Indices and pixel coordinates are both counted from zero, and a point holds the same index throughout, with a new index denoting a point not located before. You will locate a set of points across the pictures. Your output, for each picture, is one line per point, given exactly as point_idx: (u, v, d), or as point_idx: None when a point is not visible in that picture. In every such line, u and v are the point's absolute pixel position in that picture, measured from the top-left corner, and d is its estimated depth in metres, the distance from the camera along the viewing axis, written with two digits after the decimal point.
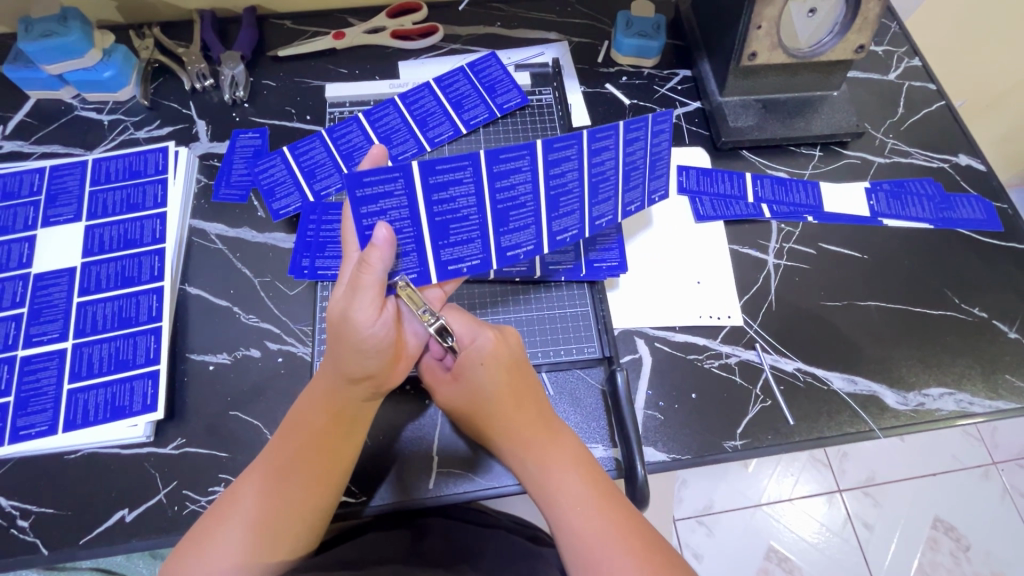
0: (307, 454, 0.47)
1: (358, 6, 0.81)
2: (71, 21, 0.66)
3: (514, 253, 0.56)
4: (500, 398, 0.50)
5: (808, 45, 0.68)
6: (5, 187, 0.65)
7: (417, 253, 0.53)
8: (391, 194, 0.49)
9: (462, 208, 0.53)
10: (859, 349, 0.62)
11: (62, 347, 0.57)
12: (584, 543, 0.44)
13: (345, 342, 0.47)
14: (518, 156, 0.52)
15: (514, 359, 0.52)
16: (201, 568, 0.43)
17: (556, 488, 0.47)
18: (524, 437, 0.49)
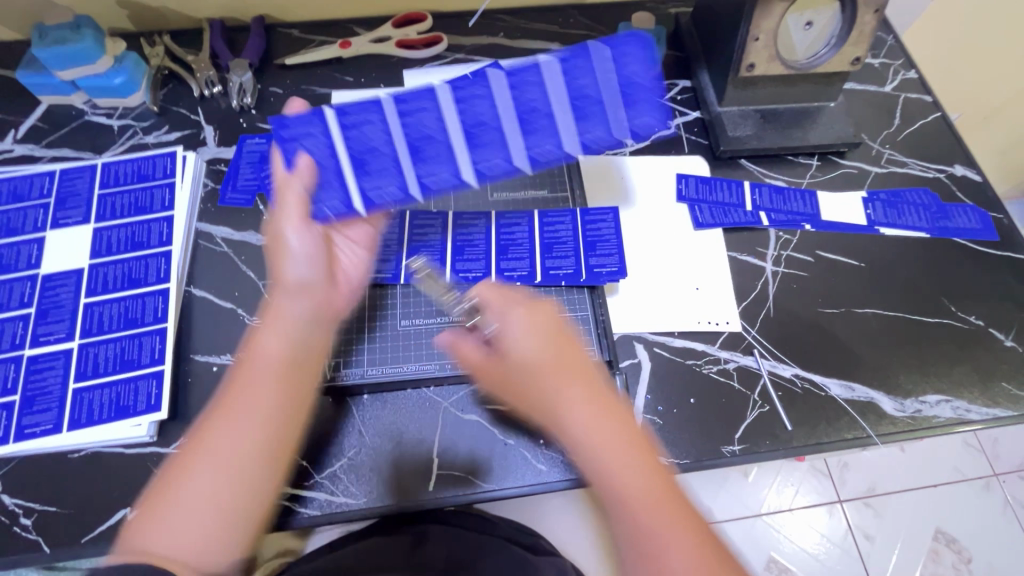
0: (275, 380, 0.48)
1: (364, 16, 0.83)
2: (84, 28, 0.67)
3: (434, 183, 0.56)
4: (548, 379, 0.47)
5: (806, 56, 0.69)
6: (16, 189, 0.66)
7: (338, 185, 0.55)
8: (307, 135, 0.54)
9: (372, 141, 0.54)
10: (857, 356, 0.62)
11: (68, 347, 0.58)
12: (647, 540, 0.41)
13: (283, 257, 0.53)
14: (418, 96, 0.54)
15: (557, 334, 0.49)
16: (167, 519, 0.43)
17: (619, 479, 0.43)
18: (575, 419, 0.46)
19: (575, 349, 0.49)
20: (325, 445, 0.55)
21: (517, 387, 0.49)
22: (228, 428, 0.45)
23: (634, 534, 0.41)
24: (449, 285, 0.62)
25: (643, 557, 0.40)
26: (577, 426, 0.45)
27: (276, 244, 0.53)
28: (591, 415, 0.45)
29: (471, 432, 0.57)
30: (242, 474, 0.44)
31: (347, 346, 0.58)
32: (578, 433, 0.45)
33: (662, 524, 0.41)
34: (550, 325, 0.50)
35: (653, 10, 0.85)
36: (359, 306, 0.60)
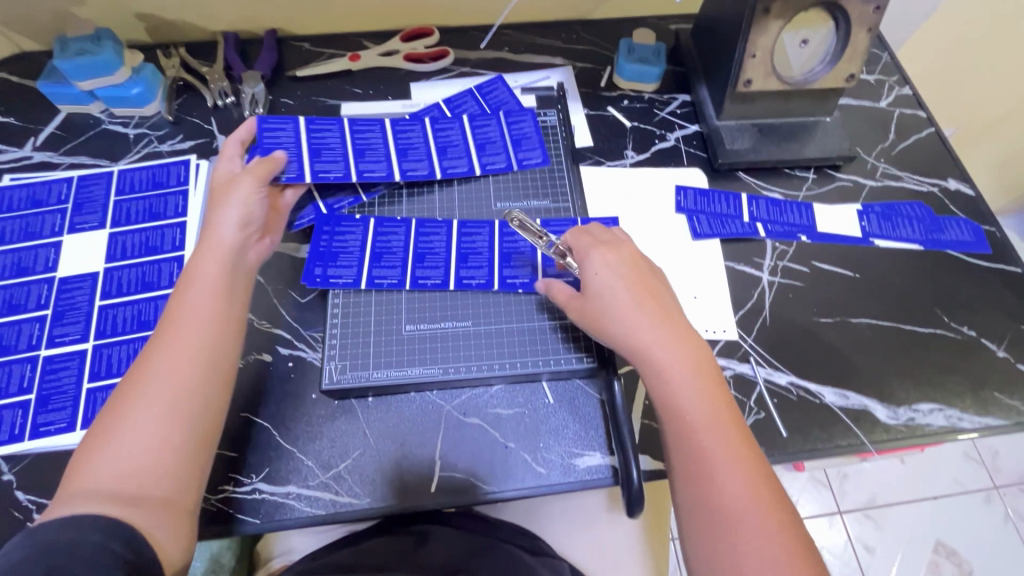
0: (206, 310, 0.51)
1: (373, 31, 0.86)
2: (104, 41, 0.70)
3: (371, 174, 0.66)
4: (629, 303, 0.53)
5: (801, 73, 0.71)
6: (35, 195, 0.69)
7: (296, 162, 0.64)
8: (281, 126, 0.66)
9: (331, 140, 0.67)
10: (851, 364, 0.64)
11: (83, 347, 0.60)
12: (703, 456, 0.47)
13: (223, 204, 0.57)
14: (370, 125, 0.70)
15: (636, 271, 0.56)
16: (113, 447, 0.44)
17: (685, 403, 0.49)
18: (650, 337, 0.52)
19: (655, 286, 0.55)
20: (330, 446, 0.57)
21: (594, 310, 0.55)
22: (167, 355, 0.48)
23: (691, 440, 0.48)
24: (452, 291, 0.63)
25: (695, 458, 0.47)
26: (654, 344, 0.51)
27: (218, 195, 0.58)
28: (666, 337, 0.52)
29: (472, 435, 0.58)
30: (184, 396, 0.47)
31: (352, 349, 0.59)
32: (652, 350, 0.51)
33: (716, 434, 0.48)
34: (633, 264, 0.56)
35: (653, 27, 0.88)
36: (364, 311, 0.61)
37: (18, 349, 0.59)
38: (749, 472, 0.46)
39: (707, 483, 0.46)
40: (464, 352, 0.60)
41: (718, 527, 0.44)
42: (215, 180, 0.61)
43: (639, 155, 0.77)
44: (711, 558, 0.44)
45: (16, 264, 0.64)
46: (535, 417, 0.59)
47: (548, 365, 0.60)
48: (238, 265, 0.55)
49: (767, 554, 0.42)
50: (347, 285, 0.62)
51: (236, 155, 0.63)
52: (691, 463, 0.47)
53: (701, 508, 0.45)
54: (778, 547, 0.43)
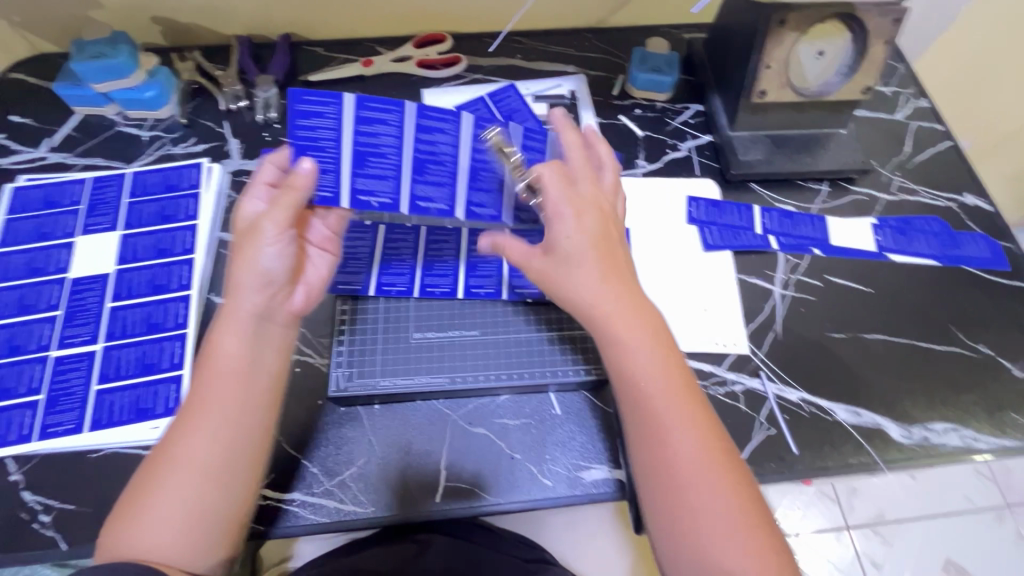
0: (228, 396, 0.47)
1: (386, 36, 0.86)
2: (120, 44, 0.71)
3: (428, 205, 0.57)
4: (593, 266, 0.51)
5: (817, 84, 0.70)
6: (49, 196, 0.69)
7: (333, 172, 0.54)
8: (322, 112, 0.52)
9: (384, 143, 0.54)
10: (864, 381, 0.63)
11: (92, 349, 0.60)
12: (656, 425, 0.49)
13: (244, 261, 0.49)
14: (443, 118, 0.55)
15: (600, 225, 0.52)
16: (148, 520, 0.44)
17: (641, 371, 0.50)
18: (607, 302, 0.50)
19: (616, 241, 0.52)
20: (335, 454, 0.57)
21: (554, 272, 0.52)
22: (196, 437, 0.46)
23: (647, 404, 0.49)
24: (461, 300, 0.63)
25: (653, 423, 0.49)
26: (611, 310, 0.50)
27: (240, 243, 0.50)
28: (627, 303, 0.51)
29: (477, 446, 0.58)
30: (214, 485, 0.45)
31: (359, 356, 0.59)
32: (613, 317, 0.50)
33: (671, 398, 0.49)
34: (597, 216, 0.52)
35: (666, 36, 0.87)
36: (373, 318, 0.61)
37: (29, 349, 0.60)
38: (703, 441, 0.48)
39: (662, 445, 0.48)
40: (471, 362, 0.59)
41: (665, 483, 0.47)
42: (239, 220, 0.52)
43: (650, 165, 0.76)
44: (665, 509, 0.47)
45: (29, 264, 0.65)
46: (541, 428, 0.59)
47: (556, 377, 0.59)
48: (263, 334, 0.50)
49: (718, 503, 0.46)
50: (356, 290, 0.62)
51: (262, 189, 0.53)
52: (644, 429, 0.49)
53: (658, 467, 0.48)
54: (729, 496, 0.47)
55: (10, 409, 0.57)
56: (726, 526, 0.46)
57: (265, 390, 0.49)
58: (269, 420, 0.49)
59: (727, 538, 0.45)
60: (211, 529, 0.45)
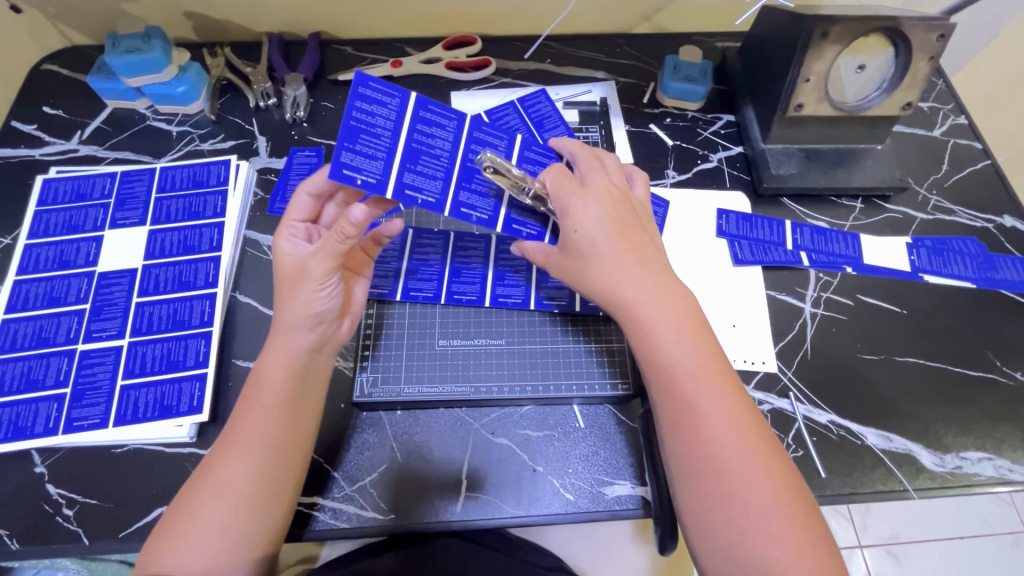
0: (275, 422, 0.51)
1: (415, 37, 0.86)
2: (154, 39, 0.71)
3: (470, 213, 0.56)
4: (613, 256, 0.54)
5: (855, 99, 0.69)
6: (79, 189, 0.70)
7: (382, 161, 0.52)
8: (384, 101, 0.53)
9: (438, 146, 0.55)
10: (896, 406, 0.61)
11: (119, 344, 0.60)
12: (688, 409, 0.49)
13: (292, 299, 0.53)
14: (498, 136, 0.58)
15: (613, 216, 0.56)
16: (188, 532, 0.47)
17: (667, 354, 0.51)
18: (631, 289, 0.53)
19: (633, 228, 0.56)
20: (357, 458, 0.56)
21: (574, 266, 0.56)
22: (237, 459, 0.49)
23: (679, 392, 0.50)
24: (487, 308, 0.62)
25: (686, 411, 0.50)
26: (635, 296, 0.53)
27: (286, 283, 0.54)
28: (650, 288, 0.53)
29: (500, 456, 0.57)
30: (251, 503, 0.48)
31: (385, 361, 0.59)
32: (635, 302, 0.53)
33: (701, 381, 0.50)
34: (608, 206, 0.56)
35: (699, 44, 0.86)
36: (402, 323, 0.61)
37: (57, 342, 0.60)
38: (736, 417, 0.49)
39: (699, 433, 0.49)
40: (498, 371, 0.59)
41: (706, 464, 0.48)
42: (281, 264, 0.55)
43: (680, 175, 0.75)
44: (701, 499, 0.48)
45: (59, 256, 0.65)
46: (565, 441, 0.58)
47: (582, 391, 0.59)
48: (315, 365, 0.54)
49: (758, 492, 0.46)
50: (384, 294, 0.61)
51: (300, 239, 0.57)
52: (675, 413, 0.50)
53: (694, 456, 0.48)
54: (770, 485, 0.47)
55: (37, 401, 0.57)
56: (768, 516, 0.45)
57: (308, 419, 0.53)
58: (305, 447, 0.53)
59: (769, 528, 0.45)
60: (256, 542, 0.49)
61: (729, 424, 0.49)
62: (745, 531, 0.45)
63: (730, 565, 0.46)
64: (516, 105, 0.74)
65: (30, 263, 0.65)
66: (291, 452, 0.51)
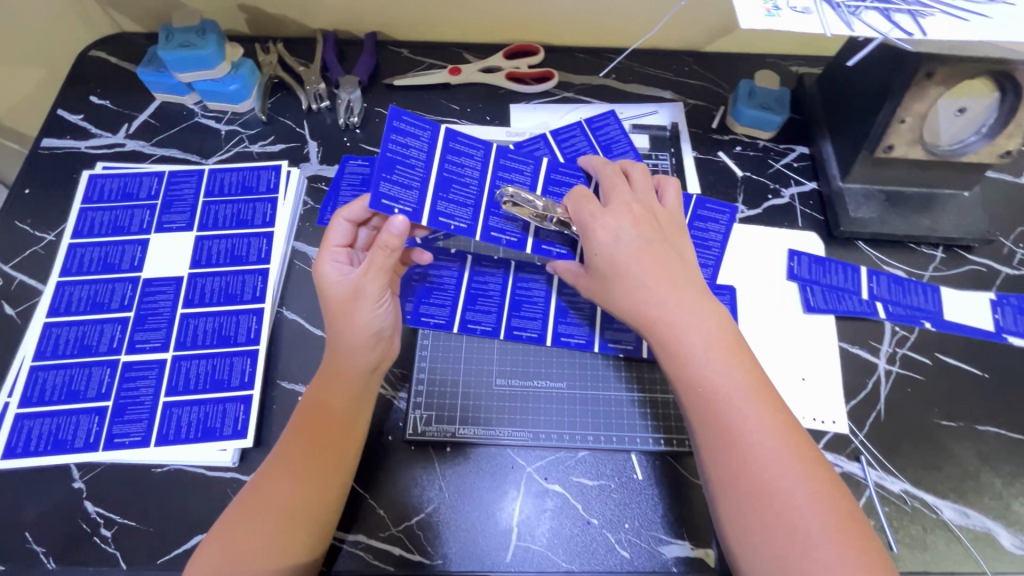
0: (321, 444, 0.49)
1: (474, 43, 0.82)
2: (209, 34, 0.68)
3: (500, 237, 0.54)
4: (639, 280, 0.51)
5: (949, 143, 0.64)
6: (125, 187, 0.67)
7: (417, 190, 0.52)
8: (417, 133, 0.52)
9: (468, 174, 0.54)
10: (973, 479, 0.57)
11: (162, 357, 0.58)
12: (726, 432, 0.46)
13: (353, 323, 0.51)
14: (523, 161, 0.57)
15: (636, 236, 0.53)
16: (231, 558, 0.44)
17: (699, 372, 0.48)
18: (658, 306, 0.51)
19: (659, 248, 0.53)
20: (403, 494, 0.53)
21: (600, 290, 0.54)
22: (286, 478, 0.47)
23: (715, 412, 0.47)
24: (549, 347, 0.59)
25: (725, 435, 0.46)
26: (662, 314, 0.51)
27: (338, 309, 0.51)
28: (680, 303, 0.51)
29: (552, 505, 0.54)
30: (296, 523, 0.46)
31: (439, 399, 0.56)
32: (663, 320, 0.51)
33: (741, 402, 0.47)
34: (630, 227, 0.53)
35: (773, 67, 0.82)
36: (454, 354, 0.58)
37: (99, 351, 0.58)
38: (782, 435, 0.46)
39: (742, 458, 0.45)
40: (557, 419, 0.56)
41: (748, 486, 0.44)
42: (330, 291, 0.52)
43: (749, 211, 0.71)
44: (745, 522, 0.44)
45: (103, 259, 0.63)
46: (622, 494, 0.54)
47: (648, 442, 0.56)
48: (370, 385, 0.53)
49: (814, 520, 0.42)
50: (439, 324, 0.59)
51: (342, 261, 0.54)
52: (713, 434, 0.47)
53: (738, 484, 0.45)
54: (827, 513, 0.43)
55: (78, 413, 0.55)
56: (828, 547, 0.41)
57: (353, 445, 0.51)
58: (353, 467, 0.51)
59: (827, 559, 0.41)
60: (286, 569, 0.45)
61: (774, 444, 0.45)
62: (803, 561, 0.41)
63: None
64: (583, 122, 0.71)
65: (75, 264, 0.62)
66: (332, 478, 0.48)
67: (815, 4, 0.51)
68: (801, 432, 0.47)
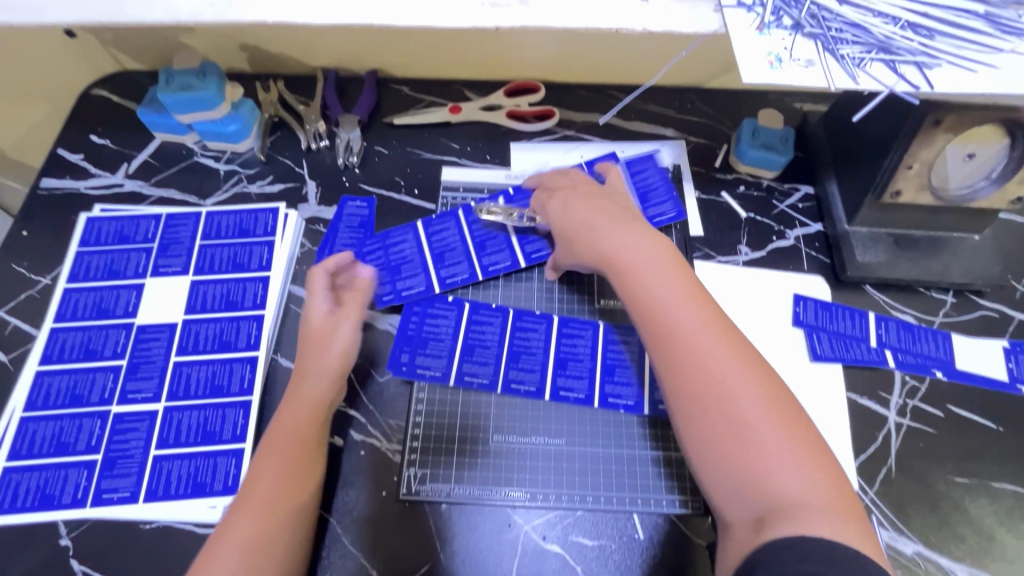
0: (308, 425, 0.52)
1: (475, 80, 0.81)
2: (209, 76, 0.67)
3: (497, 269, 0.64)
4: (589, 222, 0.57)
5: (959, 188, 0.62)
6: (122, 230, 0.67)
7: (422, 274, 0.64)
8: (402, 238, 0.66)
9: (452, 242, 0.66)
10: (990, 541, 0.55)
11: (153, 408, 0.57)
12: (670, 335, 0.49)
13: (327, 355, 0.55)
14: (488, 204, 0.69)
15: (584, 197, 0.60)
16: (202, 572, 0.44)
17: (645, 287, 0.52)
18: (607, 235, 0.56)
19: (606, 200, 0.59)
20: (400, 556, 0.52)
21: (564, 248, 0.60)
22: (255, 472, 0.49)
23: (658, 318, 0.50)
24: (547, 401, 0.58)
25: (671, 339, 0.49)
26: (611, 242, 0.55)
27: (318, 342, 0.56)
28: (625, 231, 0.55)
29: (551, 566, 0.52)
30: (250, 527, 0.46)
31: (433, 454, 0.55)
32: (612, 248, 0.55)
33: (681, 310, 0.50)
34: (580, 194, 0.61)
35: (777, 104, 0.81)
36: (449, 409, 0.57)
37: (90, 402, 0.57)
38: (720, 334, 0.49)
39: (685, 362, 0.48)
40: (555, 477, 0.55)
41: (694, 384, 0.47)
42: (312, 319, 0.57)
43: (754, 253, 0.70)
44: (696, 415, 0.46)
45: (97, 304, 0.62)
46: (624, 555, 0.52)
47: (652, 503, 0.54)
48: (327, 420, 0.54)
49: (755, 414, 0.45)
50: (435, 376, 0.58)
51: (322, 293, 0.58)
52: (658, 342, 0.50)
53: (687, 397, 0.47)
54: (762, 401, 0.45)
55: (66, 467, 0.54)
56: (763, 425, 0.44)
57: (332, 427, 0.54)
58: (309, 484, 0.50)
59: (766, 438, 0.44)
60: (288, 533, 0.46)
61: (712, 340, 0.48)
62: (748, 450, 0.43)
63: (741, 498, 0.43)
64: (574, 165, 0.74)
65: (69, 309, 0.62)
66: (298, 468, 0.50)
67: (819, 55, 0.50)
68: (734, 329, 0.50)
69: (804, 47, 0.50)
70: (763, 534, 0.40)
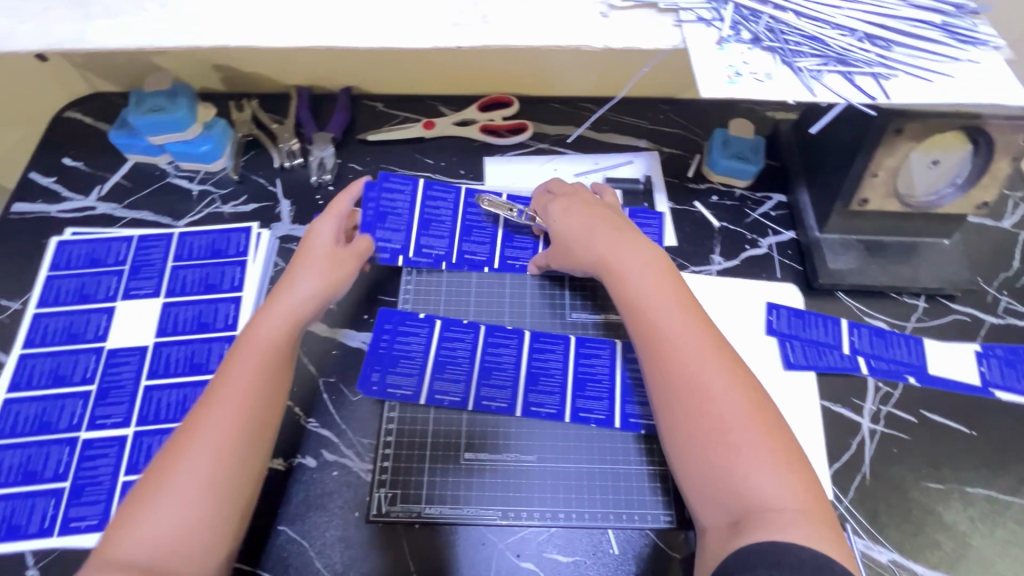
0: (270, 382, 0.49)
1: (449, 95, 0.82)
2: (179, 98, 0.69)
3: (472, 258, 0.66)
4: (585, 231, 0.59)
5: (926, 195, 0.63)
6: (93, 253, 0.66)
7: (404, 232, 0.66)
8: (400, 190, 0.68)
9: (443, 214, 0.68)
10: (965, 547, 0.55)
11: (123, 433, 0.56)
12: (659, 334, 0.50)
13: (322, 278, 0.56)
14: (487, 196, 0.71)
15: (582, 206, 0.62)
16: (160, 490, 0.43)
17: (637, 290, 0.53)
18: (602, 244, 0.57)
19: (604, 211, 0.61)
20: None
21: (561, 255, 0.61)
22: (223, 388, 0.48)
23: (649, 319, 0.51)
24: (519, 417, 0.58)
25: (660, 339, 0.50)
26: (605, 251, 0.57)
27: (319, 262, 0.57)
28: (620, 242, 0.57)
29: None
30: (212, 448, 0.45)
31: (404, 477, 0.55)
32: (608, 255, 0.56)
33: (671, 313, 0.51)
34: (579, 204, 0.62)
35: (749, 113, 0.82)
36: (421, 428, 0.57)
37: (59, 428, 0.56)
38: (709, 338, 0.50)
39: (674, 359, 0.48)
40: (528, 493, 0.55)
41: (681, 379, 0.48)
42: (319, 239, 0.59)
43: (727, 262, 0.70)
44: (682, 410, 0.47)
45: (67, 329, 0.62)
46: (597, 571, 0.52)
47: (623, 517, 0.54)
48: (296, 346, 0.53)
49: (740, 418, 0.45)
50: (405, 396, 0.58)
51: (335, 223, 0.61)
52: (648, 339, 0.51)
53: (671, 399, 0.48)
54: (743, 403, 0.46)
55: (34, 496, 0.53)
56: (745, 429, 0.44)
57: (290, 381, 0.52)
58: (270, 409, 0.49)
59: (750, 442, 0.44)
60: (244, 492, 0.46)
61: (701, 342, 0.49)
62: (728, 458, 0.44)
63: (718, 503, 0.43)
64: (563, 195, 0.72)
65: (38, 335, 0.61)
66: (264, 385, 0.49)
67: (777, 68, 0.50)
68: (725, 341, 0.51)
69: (762, 59, 0.51)
70: (736, 537, 0.41)
